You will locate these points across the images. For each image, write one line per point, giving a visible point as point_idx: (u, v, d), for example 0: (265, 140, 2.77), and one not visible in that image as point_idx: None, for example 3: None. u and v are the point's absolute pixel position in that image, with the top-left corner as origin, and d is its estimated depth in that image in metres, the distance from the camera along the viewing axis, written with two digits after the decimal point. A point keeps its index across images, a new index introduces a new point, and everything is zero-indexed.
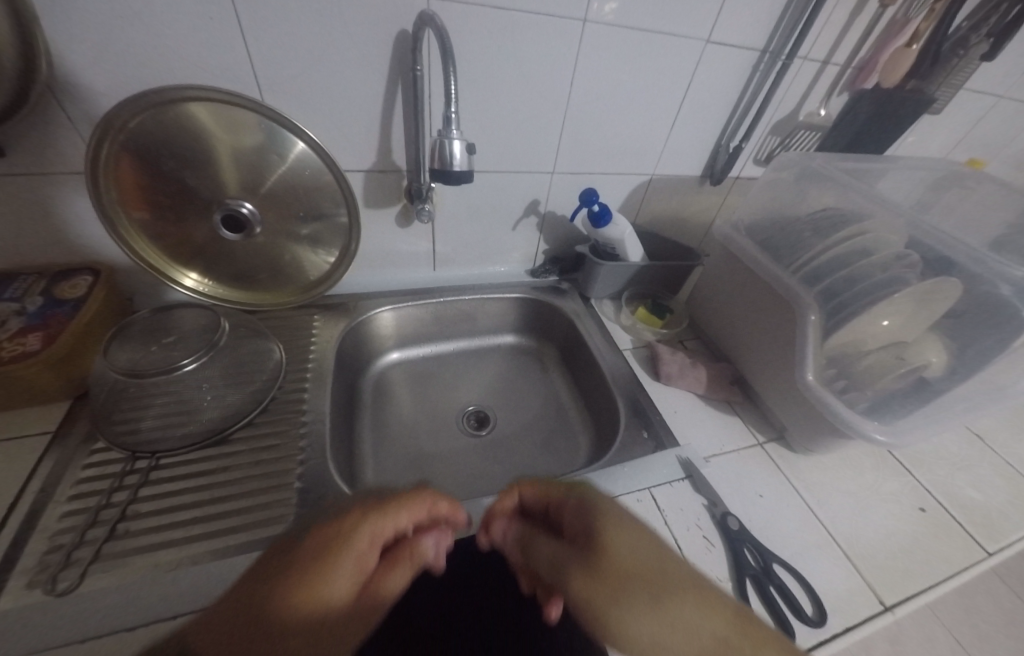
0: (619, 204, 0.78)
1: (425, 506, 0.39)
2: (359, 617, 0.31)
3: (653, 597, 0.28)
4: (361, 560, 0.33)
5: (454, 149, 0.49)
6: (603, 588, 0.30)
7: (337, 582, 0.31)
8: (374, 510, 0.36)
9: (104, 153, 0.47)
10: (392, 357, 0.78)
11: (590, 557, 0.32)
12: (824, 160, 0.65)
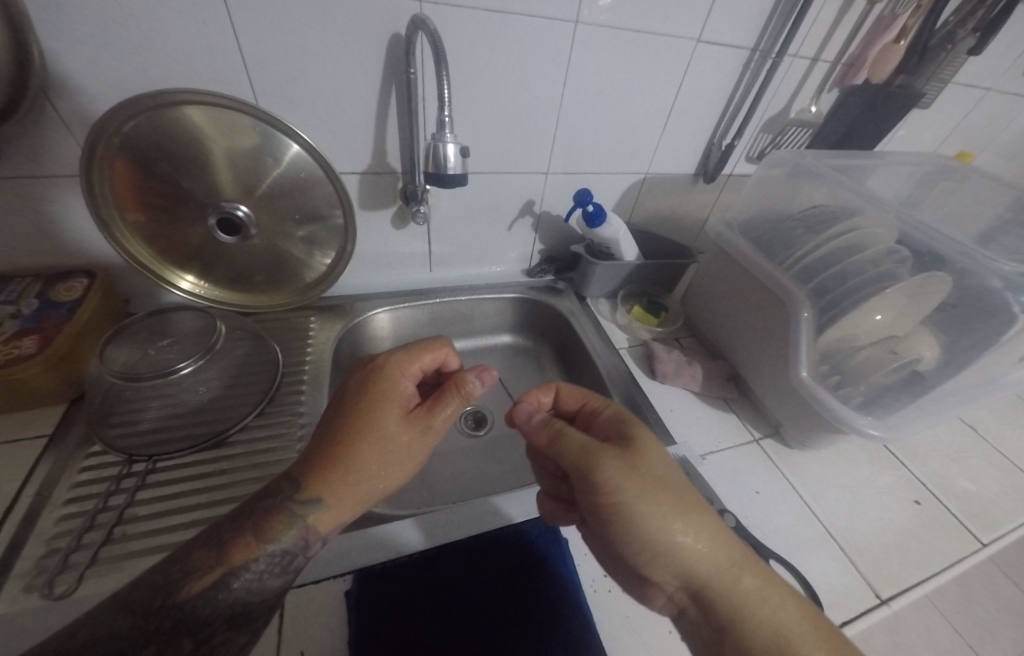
0: (614, 203, 0.78)
1: (443, 355, 0.52)
2: (416, 422, 0.45)
3: (689, 510, 0.37)
4: (404, 394, 0.47)
5: (447, 150, 0.50)
6: (647, 486, 0.37)
7: (391, 407, 0.44)
8: (404, 359, 0.49)
9: (98, 157, 0.48)
10: None
11: (635, 457, 0.39)
12: (816, 157, 0.66)
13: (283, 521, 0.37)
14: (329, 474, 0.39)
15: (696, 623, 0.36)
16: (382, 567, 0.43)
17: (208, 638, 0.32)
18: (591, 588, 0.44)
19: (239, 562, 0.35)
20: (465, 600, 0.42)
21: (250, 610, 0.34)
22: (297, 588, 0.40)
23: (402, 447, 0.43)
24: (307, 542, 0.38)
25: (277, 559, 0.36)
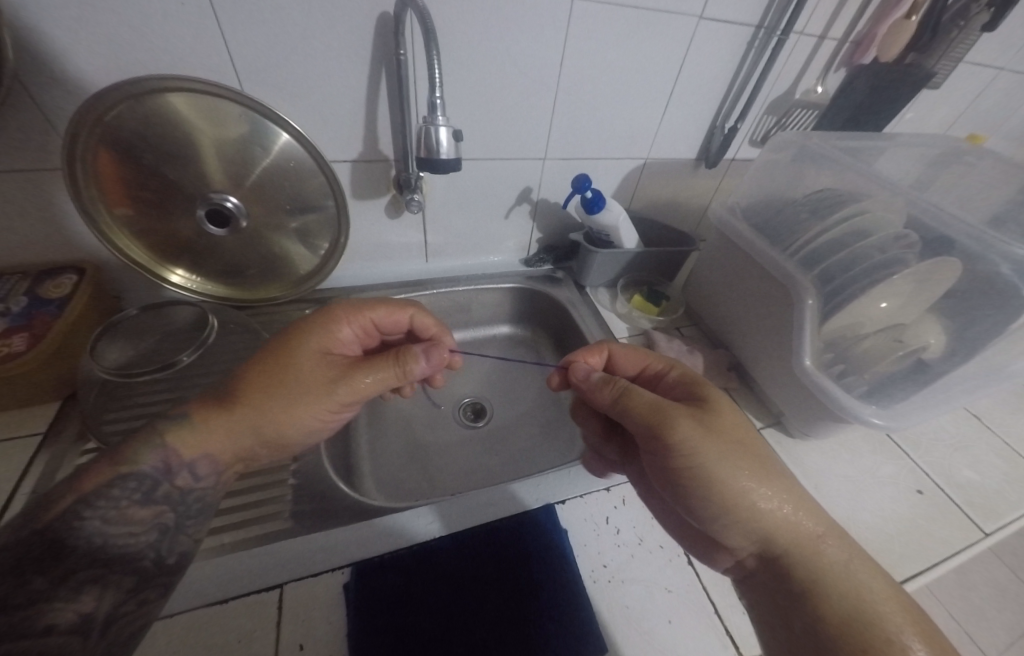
0: (613, 190, 0.77)
1: (403, 316, 0.54)
2: (339, 369, 0.45)
3: (770, 476, 0.37)
4: (340, 342, 0.47)
5: (440, 136, 0.48)
6: (727, 448, 0.37)
7: (314, 348, 0.45)
8: (350, 305, 0.49)
9: (80, 149, 0.46)
10: None
11: (710, 419, 0.39)
12: (822, 139, 0.64)
13: (146, 445, 0.38)
14: (227, 396, 0.41)
15: (765, 583, 0.37)
16: (379, 560, 0.43)
17: (69, 575, 0.31)
18: (591, 578, 0.43)
19: (91, 491, 0.34)
20: (463, 593, 0.42)
21: (116, 540, 0.34)
22: (294, 582, 0.40)
23: (309, 390, 0.42)
24: (170, 471, 0.38)
25: (137, 485, 0.36)
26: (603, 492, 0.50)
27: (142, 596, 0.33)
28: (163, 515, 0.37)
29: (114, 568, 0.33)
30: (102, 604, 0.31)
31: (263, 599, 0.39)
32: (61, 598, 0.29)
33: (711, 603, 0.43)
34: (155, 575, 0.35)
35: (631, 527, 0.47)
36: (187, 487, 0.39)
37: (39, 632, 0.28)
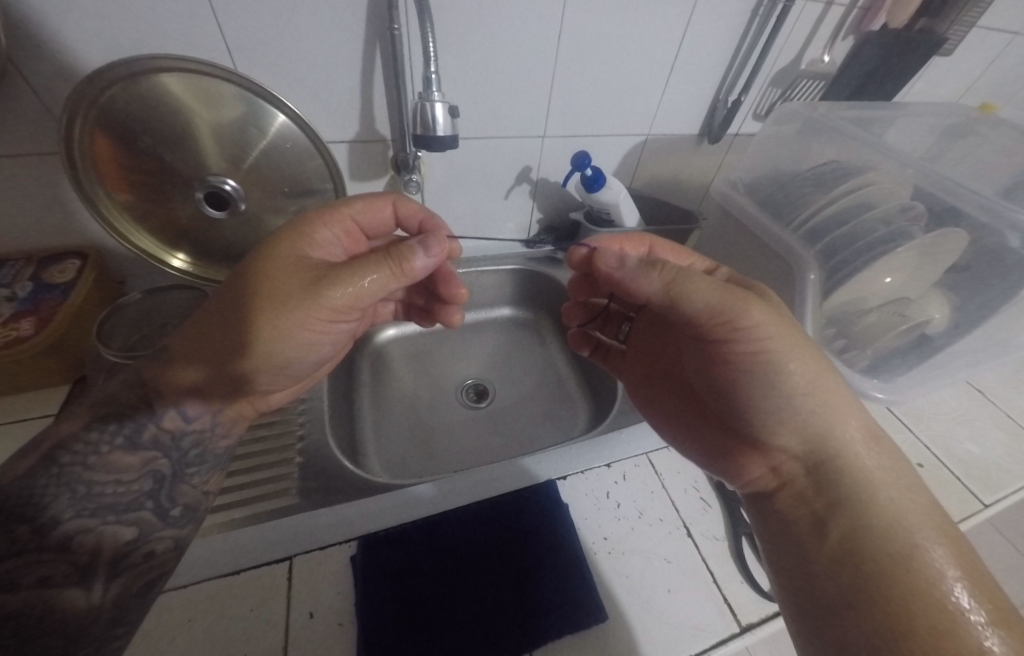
0: (614, 168, 0.76)
1: (383, 207, 0.49)
2: (321, 268, 0.40)
3: (826, 376, 0.36)
4: (321, 243, 0.43)
5: (436, 112, 0.47)
6: (788, 335, 0.36)
7: (290, 251, 0.40)
8: (322, 208, 0.45)
9: (78, 133, 0.46)
10: (387, 334, 0.78)
11: (774, 308, 0.37)
12: (828, 109, 0.62)
13: (125, 385, 0.38)
14: (216, 314, 0.39)
15: (803, 497, 0.36)
16: (386, 534, 0.44)
17: (58, 525, 0.31)
18: (591, 550, 0.44)
19: (67, 438, 0.34)
20: (467, 564, 0.43)
21: (104, 489, 0.34)
22: (303, 555, 0.41)
23: (287, 290, 0.38)
24: (158, 412, 0.38)
25: (119, 429, 0.36)
26: (604, 468, 0.51)
27: (147, 548, 0.35)
28: (154, 462, 0.37)
29: (109, 520, 0.33)
30: (98, 558, 0.32)
31: (274, 571, 0.40)
32: (51, 550, 0.30)
33: (709, 573, 0.44)
34: (153, 528, 0.35)
35: (631, 501, 0.48)
36: (179, 429, 0.39)
37: (39, 582, 0.29)
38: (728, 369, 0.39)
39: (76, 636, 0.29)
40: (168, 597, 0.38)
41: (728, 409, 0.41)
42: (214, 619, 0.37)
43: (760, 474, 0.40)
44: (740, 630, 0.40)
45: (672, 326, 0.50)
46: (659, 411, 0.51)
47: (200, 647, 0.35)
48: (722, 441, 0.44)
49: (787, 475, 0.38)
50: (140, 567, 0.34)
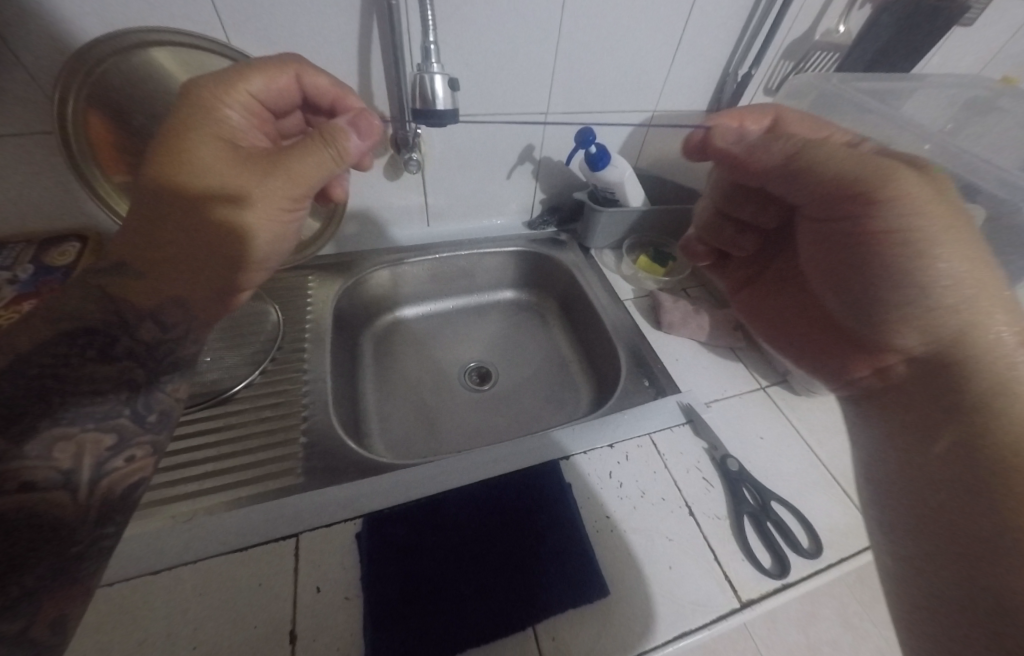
0: (619, 147, 0.74)
1: (282, 83, 0.44)
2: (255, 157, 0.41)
3: (983, 266, 0.30)
4: (232, 126, 0.42)
5: (435, 84, 0.46)
6: (945, 211, 0.30)
7: (220, 141, 0.40)
8: (209, 83, 0.41)
9: (71, 112, 0.45)
10: (405, 313, 0.79)
11: (930, 181, 0.31)
12: (844, 82, 0.60)
13: (87, 299, 0.35)
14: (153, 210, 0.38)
15: (919, 406, 0.32)
16: (390, 511, 0.44)
17: (42, 433, 0.29)
18: (593, 529, 0.45)
19: (30, 351, 0.30)
20: (473, 540, 0.43)
21: (82, 398, 0.32)
22: (309, 532, 0.42)
23: (240, 184, 0.40)
24: (132, 322, 0.36)
25: (91, 340, 0.34)
26: (606, 448, 0.51)
27: (127, 454, 0.33)
28: (127, 373, 0.35)
29: (89, 426, 0.31)
30: (82, 465, 0.30)
31: (279, 547, 0.41)
32: (36, 457, 0.28)
33: (711, 551, 0.44)
34: (130, 436, 0.34)
35: (633, 481, 0.48)
36: (153, 339, 0.38)
37: (31, 488, 0.27)
38: (845, 253, 0.34)
39: (72, 539, 0.28)
40: (179, 572, 0.38)
41: (834, 300, 0.37)
42: (225, 591, 0.38)
43: (865, 377, 0.36)
44: (740, 605, 0.41)
45: (780, 222, 0.46)
46: (749, 312, 0.48)
47: (211, 619, 0.36)
48: (830, 341, 0.40)
49: (898, 378, 0.34)
50: (121, 472, 0.33)
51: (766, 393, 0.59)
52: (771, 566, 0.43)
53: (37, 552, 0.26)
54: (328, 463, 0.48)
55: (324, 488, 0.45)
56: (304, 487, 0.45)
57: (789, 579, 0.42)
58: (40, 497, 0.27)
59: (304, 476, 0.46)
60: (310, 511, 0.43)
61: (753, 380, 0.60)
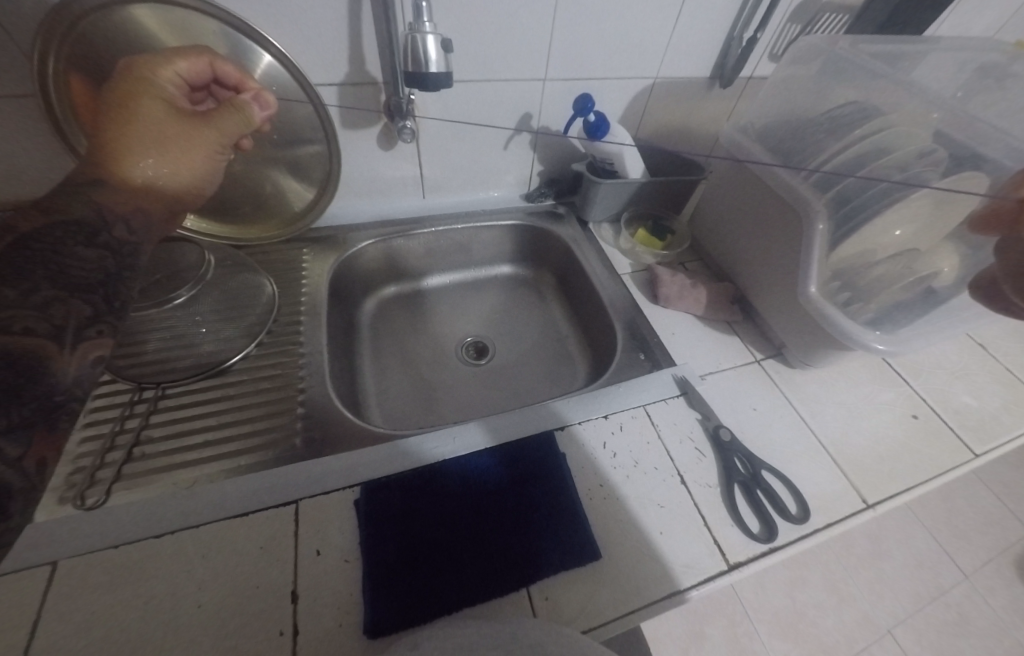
0: (620, 115, 0.72)
1: (205, 65, 0.44)
2: (186, 124, 0.43)
3: None
4: (168, 98, 0.42)
5: (427, 45, 0.45)
6: None
7: (151, 111, 0.41)
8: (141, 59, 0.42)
9: (51, 73, 0.44)
10: (432, 282, 0.80)
11: None
12: (852, 44, 0.58)
13: (76, 202, 0.36)
14: (103, 147, 0.40)
15: None
16: (387, 480, 0.45)
17: (37, 292, 0.30)
18: (586, 495, 0.46)
19: (32, 234, 0.32)
20: (471, 506, 0.44)
21: (71, 271, 0.32)
22: (308, 499, 0.43)
23: (165, 152, 0.41)
24: (107, 221, 0.37)
25: (77, 229, 0.34)
26: (601, 418, 0.52)
27: (99, 328, 0.32)
28: (106, 259, 0.35)
29: (74, 295, 0.32)
30: (66, 325, 0.30)
31: (280, 514, 0.41)
32: (26, 308, 0.28)
33: (701, 517, 0.45)
34: (108, 314, 0.33)
35: (627, 450, 0.49)
36: (126, 239, 0.38)
37: (18, 334, 0.27)
38: None
39: (60, 387, 0.28)
40: (181, 536, 0.39)
41: None
42: (227, 553, 0.39)
43: None
44: (727, 568, 0.42)
45: None
46: None
47: (215, 579, 0.37)
48: None
49: None
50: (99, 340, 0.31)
51: (761, 366, 0.59)
52: (759, 530, 0.44)
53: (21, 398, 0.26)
54: (326, 433, 0.49)
55: (322, 457, 0.46)
56: (302, 457, 0.46)
57: (776, 544, 0.44)
58: (26, 341, 0.27)
59: (302, 446, 0.47)
60: (309, 479, 0.44)
61: (748, 353, 0.61)
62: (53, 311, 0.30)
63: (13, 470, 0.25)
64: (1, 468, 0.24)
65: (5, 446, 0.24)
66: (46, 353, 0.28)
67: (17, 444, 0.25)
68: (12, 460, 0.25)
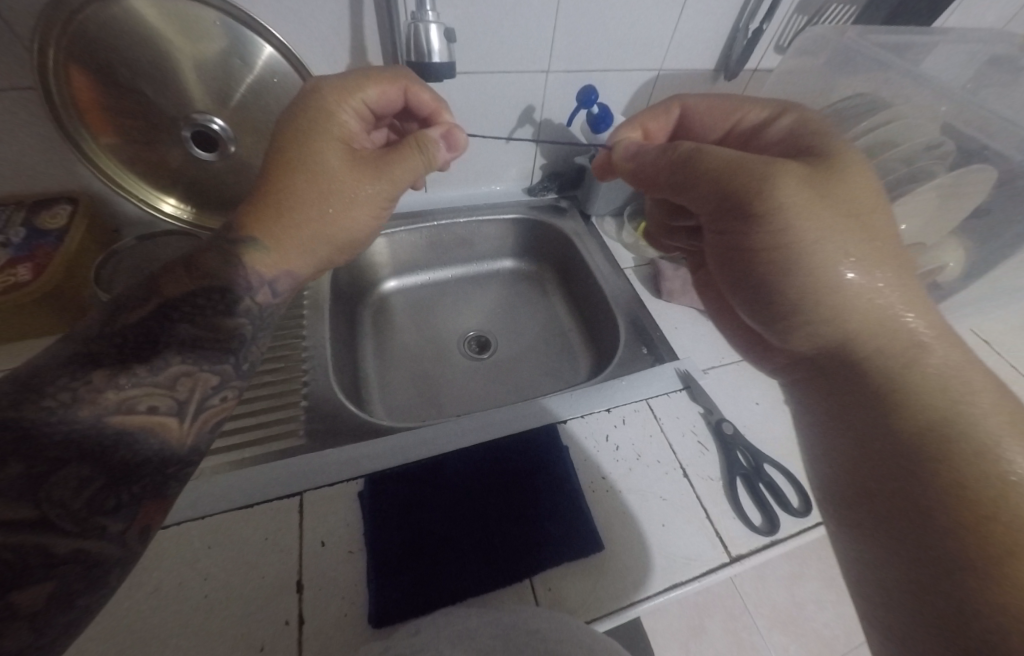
0: (623, 108, 0.71)
1: (398, 92, 0.46)
2: (363, 169, 0.41)
3: (880, 256, 0.31)
4: (346, 136, 0.42)
5: (429, 34, 0.44)
6: (833, 217, 0.30)
7: (332, 149, 0.40)
8: (332, 89, 0.41)
9: (52, 65, 0.44)
10: (388, 288, 0.77)
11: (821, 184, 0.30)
12: (860, 34, 0.57)
13: (224, 263, 0.38)
14: (276, 188, 0.39)
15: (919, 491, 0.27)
16: (392, 472, 0.45)
17: (167, 365, 0.31)
18: (589, 489, 0.46)
19: (172, 300, 0.34)
20: (474, 499, 0.44)
21: (205, 343, 0.34)
22: (312, 491, 0.43)
23: (339, 198, 0.41)
24: (250, 285, 0.39)
25: (216, 297, 0.36)
26: (604, 412, 0.52)
27: (223, 394, 0.34)
28: (238, 326, 0.37)
29: (200, 365, 0.33)
30: (192, 397, 0.32)
31: (283, 505, 0.42)
32: (156, 383, 0.30)
33: (704, 510, 0.45)
34: (232, 380, 0.35)
35: (629, 444, 0.49)
36: (263, 303, 0.40)
37: (141, 412, 0.28)
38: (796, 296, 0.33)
39: (175, 459, 0.30)
40: (185, 527, 0.39)
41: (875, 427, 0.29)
42: (230, 543, 0.39)
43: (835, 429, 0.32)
44: (729, 560, 0.42)
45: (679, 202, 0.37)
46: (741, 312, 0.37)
47: (220, 570, 0.38)
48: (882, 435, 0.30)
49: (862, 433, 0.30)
50: (219, 409, 0.33)
51: None
52: (761, 523, 0.44)
53: (137, 482, 0.27)
54: (330, 425, 0.49)
55: (326, 449, 0.46)
56: (305, 449, 0.46)
57: (778, 537, 0.44)
58: (150, 418, 0.29)
59: (306, 439, 0.47)
60: (311, 472, 0.44)
61: None
62: (180, 386, 0.31)
63: (114, 546, 0.25)
64: (104, 544, 0.24)
65: (111, 523, 0.25)
66: (167, 427, 0.30)
67: (122, 519, 0.25)
68: (115, 534, 0.25)
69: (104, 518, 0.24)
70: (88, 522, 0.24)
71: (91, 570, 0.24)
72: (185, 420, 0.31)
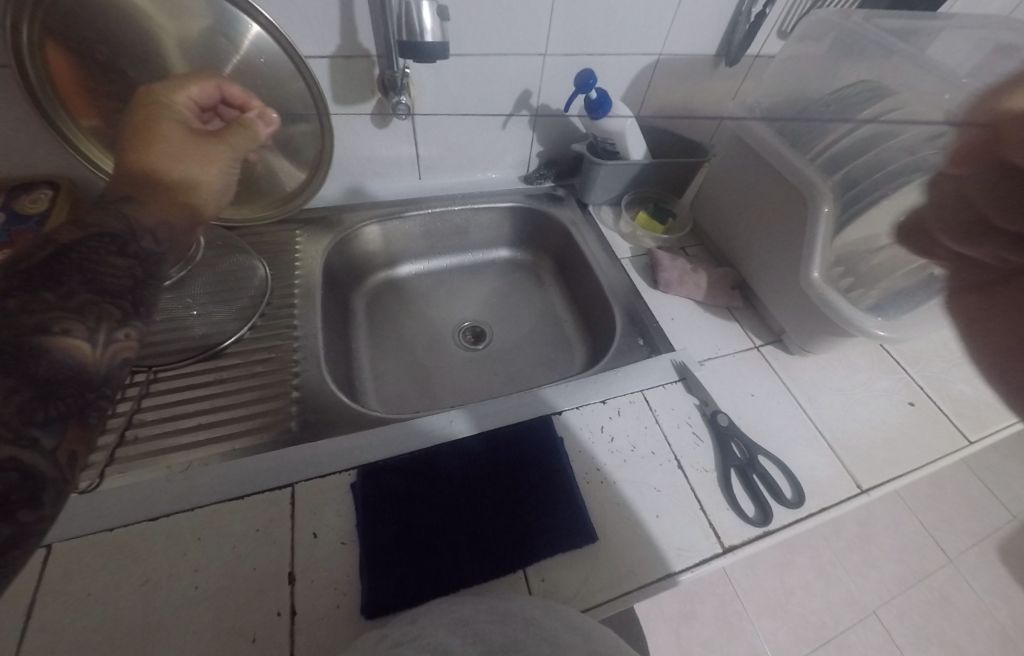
0: (622, 94, 0.70)
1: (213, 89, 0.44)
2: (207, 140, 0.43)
3: None
4: (183, 118, 0.42)
5: (422, 12, 0.43)
6: None
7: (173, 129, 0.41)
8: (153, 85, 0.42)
9: (26, 41, 0.42)
10: (385, 275, 0.76)
11: None
12: (866, 19, 0.55)
13: (110, 216, 0.36)
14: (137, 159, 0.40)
15: None
16: (385, 463, 0.45)
17: (73, 296, 0.29)
18: (583, 480, 0.46)
19: (69, 243, 0.32)
20: (467, 490, 0.44)
21: (104, 276, 0.32)
22: (304, 482, 0.42)
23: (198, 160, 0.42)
24: (135, 232, 0.36)
25: (109, 240, 0.34)
26: (599, 403, 0.52)
27: (127, 330, 0.31)
28: (135, 268, 0.34)
29: (104, 300, 0.30)
30: (98, 331, 0.29)
31: (274, 496, 0.41)
32: (60, 311, 0.27)
33: (697, 501, 0.45)
34: (135, 318, 0.32)
35: (624, 435, 0.49)
36: (152, 249, 0.37)
37: (57, 334, 0.26)
38: None
39: (92, 386, 0.27)
40: (173, 519, 0.39)
41: None
42: (220, 534, 0.39)
43: None
44: (722, 550, 0.43)
45: None
46: None
47: (211, 561, 0.37)
48: None
49: None
50: (126, 344, 0.30)
51: (760, 353, 0.59)
52: (754, 514, 0.45)
53: (62, 397, 0.25)
54: (321, 416, 0.48)
55: (318, 441, 0.46)
56: (297, 440, 0.46)
57: (772, 528, 0.44)
58: (58, 341, 0.26)
59: (297, 430, 0.46)
60: (303, 464, 0.43)
61: (747, 340, 0.60)
62: (88, 314, 0.29)
63: (47, 461, 0.24)
64: (34, 460, 0.23)
65: (41, 438, 0.24)
66: (81, 353, 0.27)
67: (50, 435, 0.24)
68: (46, 451, 0.24)
69: (34, 433, 0.23)
70: (21, 432, 0.23)
71: (27, 483, 0.23)
72: (95, 351, 0.28)
